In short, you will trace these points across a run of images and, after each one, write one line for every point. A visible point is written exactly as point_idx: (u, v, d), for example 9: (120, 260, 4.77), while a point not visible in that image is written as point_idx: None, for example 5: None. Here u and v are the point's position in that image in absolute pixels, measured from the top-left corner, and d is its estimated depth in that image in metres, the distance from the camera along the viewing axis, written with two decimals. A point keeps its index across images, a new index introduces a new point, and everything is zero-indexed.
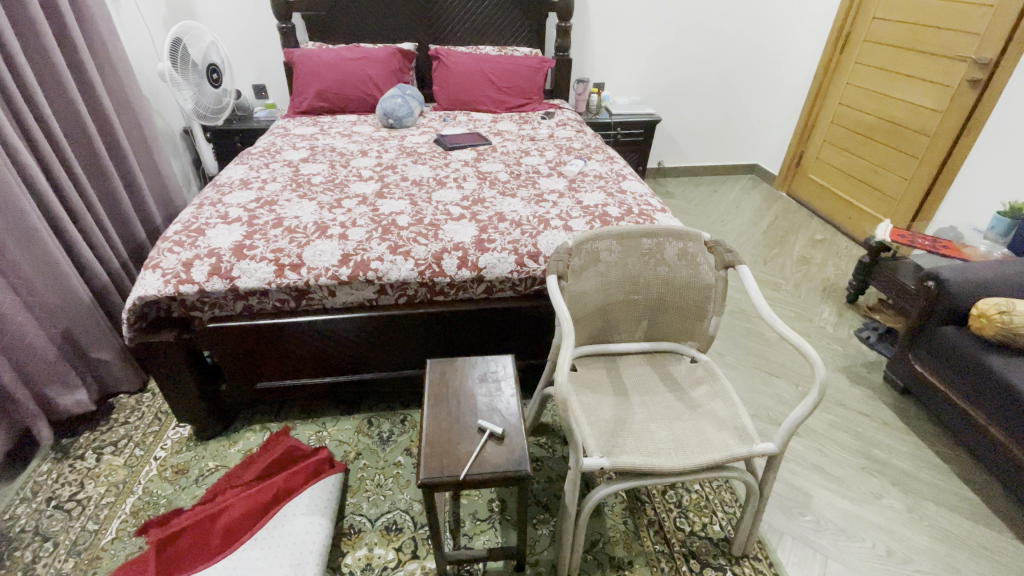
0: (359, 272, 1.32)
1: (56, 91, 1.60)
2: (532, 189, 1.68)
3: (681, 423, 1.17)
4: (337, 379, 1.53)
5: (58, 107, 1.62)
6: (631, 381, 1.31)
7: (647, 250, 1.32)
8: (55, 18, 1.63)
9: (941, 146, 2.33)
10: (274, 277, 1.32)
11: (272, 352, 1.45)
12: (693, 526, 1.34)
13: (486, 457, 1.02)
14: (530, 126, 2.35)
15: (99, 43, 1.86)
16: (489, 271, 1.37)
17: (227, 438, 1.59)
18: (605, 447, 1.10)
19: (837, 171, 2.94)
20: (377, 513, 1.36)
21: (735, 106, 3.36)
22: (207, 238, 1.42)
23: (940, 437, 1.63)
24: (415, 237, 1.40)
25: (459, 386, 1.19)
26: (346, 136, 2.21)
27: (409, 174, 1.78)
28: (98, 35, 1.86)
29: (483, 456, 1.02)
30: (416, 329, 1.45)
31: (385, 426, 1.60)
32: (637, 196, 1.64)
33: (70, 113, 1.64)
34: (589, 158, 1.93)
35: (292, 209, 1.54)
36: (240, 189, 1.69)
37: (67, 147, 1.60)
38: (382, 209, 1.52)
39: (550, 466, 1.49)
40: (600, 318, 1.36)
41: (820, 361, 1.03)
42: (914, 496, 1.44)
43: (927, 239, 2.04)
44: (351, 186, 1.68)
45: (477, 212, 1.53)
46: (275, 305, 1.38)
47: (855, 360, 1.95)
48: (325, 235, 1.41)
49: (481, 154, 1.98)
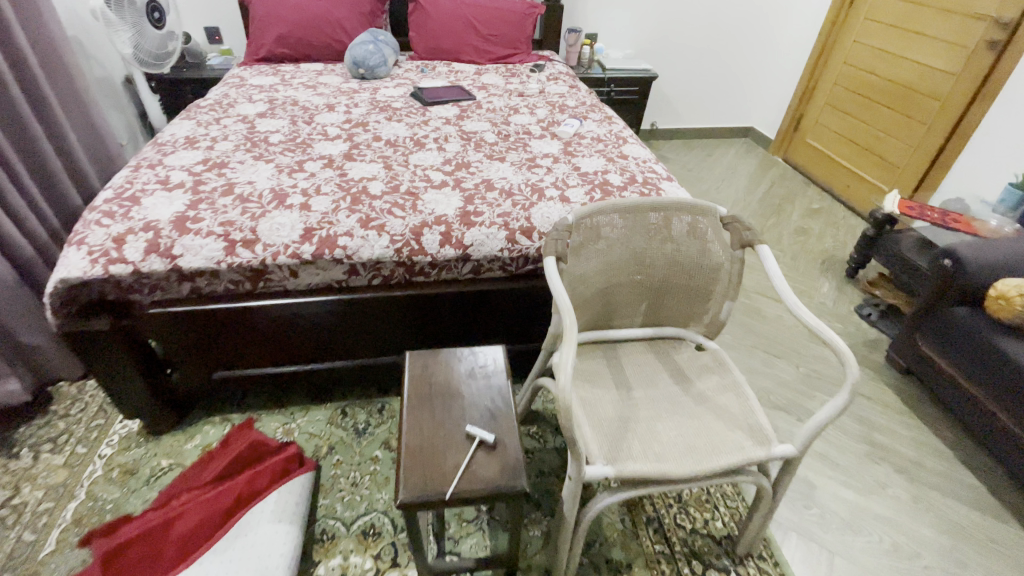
0: (325, 250, 1.13)
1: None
2: (523, 153, 1.50)
3: (690, 421, 1.06)
4: (305, 367, 1.37)
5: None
6: (634, 372, 1.19)
7: (653, 226, 1.18)
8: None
9: (951, 112, 2.19)
10: (223, 257, 1.13)
11: (228, 338, 1.27)
12: (695, 523, 1.26)
13: (475, 471, 0.89)
14: (518, 80, 2.12)
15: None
16: (475, 249, 1.20)
17: (182, 432, 1.42)
18: (608, 452, 0.98)
19: (837, 136, 2.80)
20: (352, 516, 1.24)
21: (734, 63, 3.15)
22: (143, 208, 1.21)
23: (943, 421, 1.57)
24: (389, 208, 1.21)
25: (443, 384, 1.05)
26: (310, 87, 1.95)
27: (382, 133, 1.56)
28: None
29: (472, 469, 0.89)
30: (393, 313, 1.28)
31: (360, 417, 1.45)
32: (640, 162, 1.47)
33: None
34: (585, 118, 1.74)
35: (246, 173, 1.33)
36: (184, 149, 1.46)
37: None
38: (351, 174, 1.33)
39: (541, 458, 1.38)
40: (601, 303, 1.21)
41: (852, 358, 0.91)
42: (919, 485, 1.38)
43: (936, 211, 1.92)
44: (315, 147, 1.46)
45: (460, 179, 1.34)
46: (227, 287, 1.19)
47: (856, 338, 1.87)
48: (283, 205, 1.21)
49: (464, 110, 1.76)
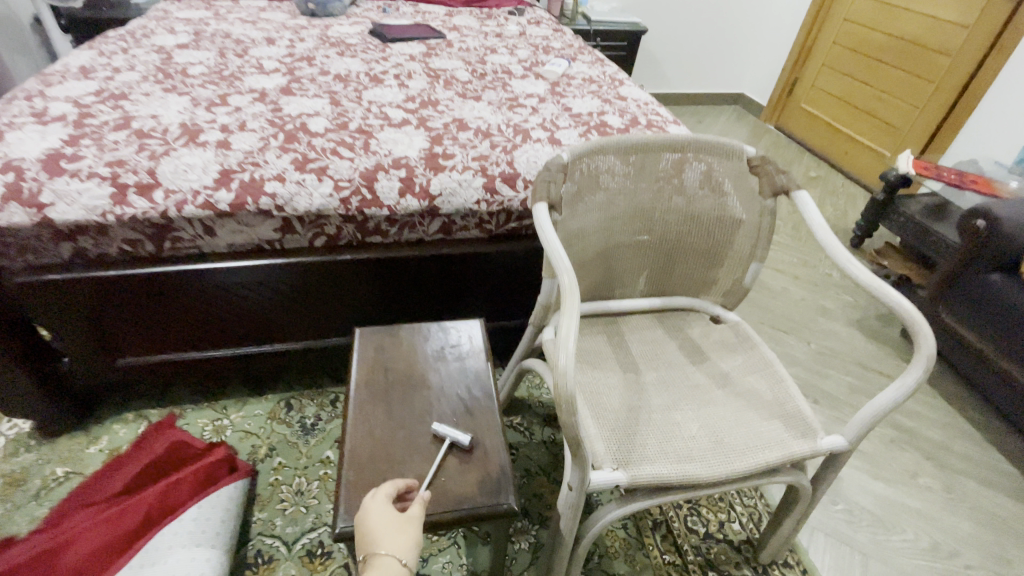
0: (248, 198, 0.88)
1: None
2: (503, 92, 1.25)
3: (715, 410, 0.86)
4: (236, 351, 1.11)
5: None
6: (641, 350, 0.98)
7: (664, 172, 0.96)
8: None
9: (963, 68, 2.04)
10: (109, 206, 0.86)
11: (131, 315, 1.00)
12: (709, 526, 1.07)
13: (446, 485, 0.67)
14: (495, 23, 1.85)
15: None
16: (445, 200, 0.96)
17: (85, 434, 1.14)
18: (617, 452, 0.77)
19: (834, 100, 2.63)
20: (295, 533, 1.00)
21: (725, 23, 2.94)
22: (4, 143, 0.92)
23: (968, 400, 1.42)
24: (333, 148, 0.96)
25: (404, 369, 0.82)
26: (249, 22, 1.64)
27: (332, 68, 1.29)
28: None
29: (444, 482, 0.67)
30: (343, 282, 1.04)
31: (309, 411, 1.21)
32: (641, 104, 1.24)
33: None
34: (574, 59, 1.50)
35: (150, 106, 1.05)
36: (77, 80, 1.16)
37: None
38: (288, 109, 1.06)
39: (527, 455, 1.17)
40: (601, 267, 0.99)
41: (928, 329, 0.71)
42: (951, 473, 1.22)
43: (953, 172, 1.78)
44: (245, 80, 1.18)
45: (426, 117, 1.09)
46: (121, 249, 0.93)
47: (867, 312, 1.70)
48: (195, 142, 0.94)
49: (431, 48, 1.49)
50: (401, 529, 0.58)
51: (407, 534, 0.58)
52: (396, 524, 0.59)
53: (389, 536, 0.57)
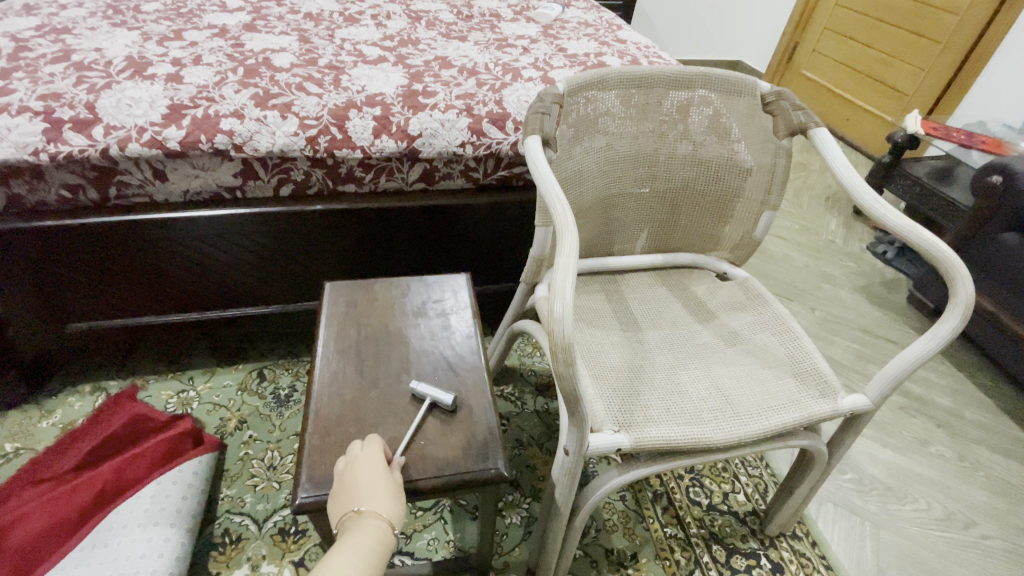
0: (201, 136, 0.78)
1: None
2: (491, 34, 1.14)
3: (724, 369, 0.78)
4: (201, 316, 1.02)
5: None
6: (641, 309, 0.90)
7: (667, 113, 0.87)
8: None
9: (972, 25, 1.96)
10: (42, 144, 0.75)
11: (77, 272, 0.89)
12: (712, 497, 1.01)
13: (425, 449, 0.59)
14: None
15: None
16: (425, 143, 0.86)
17: (37, 408, 1.04)
18: (618, 414, 0.69)
19: (835, 65, 2.54)
20: (268, 510, 0.92)
21: None
22: None
23: (978, 367, 1.36)
24: (299, 83, 0.86)
25: (380, 326, 0.73)
26: None
27: (302, 7, 1.17)
28: None
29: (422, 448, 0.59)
30: (315, 237, 0.94)
31: (283, 382, 1.12)
32: (641, 47, 1.14)
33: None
34: (568, 5, 1.39)
35: (94, 39, 0.93)
36: (14, 15, 1.03)
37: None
38: (249, 45, 0.96)
39: (519, 425, 1.10)
40: (598, 218, 0.90)
41: (966, 272, 0.63)
42: (963, 441, 1.16)
43: (961, 133, 1.70)
44: (204, 17, 1.07)
45: (405, 55, 0.99)
46: (59, 196, 0.82)
47: (873, 279, 1.64)
48: (142, 76, 0.83)
49: None
50: (392, 491, 0.52)
51: (398, 497, 0.52)
52: (388, 485, 0.53)
53: (379, 495, 0.51)
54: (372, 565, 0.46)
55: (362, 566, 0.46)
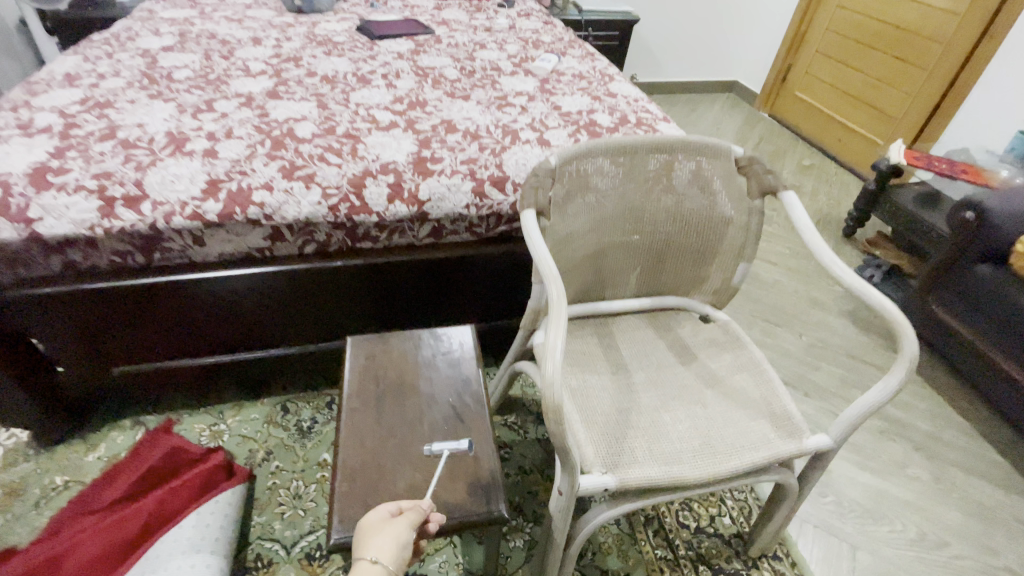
0: (235, 208, 0.88)
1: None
2: (492, 91, 1.24)
3: (704, 411, 0.87)
4: (231, 358, 1.12)
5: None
6: (631, 352, 0.99)
7: (652, 175, 0.96)
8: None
9: (956, 54, 2.04)
10: (98, 219, 0.85)
11: (124, 324, 1.00)
12: (700, 520, 1.09)
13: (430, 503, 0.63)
14: (485, 15, 1.83)
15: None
16: (434, 205, 0.96)
17: (82, 442, 1.15)
18: (607, 456, 0.78)
19: (828, 88, 2.63)
20: (295, 536, 1.02)
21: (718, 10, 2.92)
22: None
23: (958, 390, 1.43)
24: (321, 154, 0.96)
25: (396, 378, 0.82)
26: (234, 20, 1.64)
27: (319, 68, 1.28)
28: None
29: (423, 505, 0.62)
30: (334, 288, 1.04)
31: (305, 414, 1.22)
32: (631, 101, 1.24)
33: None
34: (564, 54, 1.49)
35: (135, 113, 1.04)
36: (60, 88, 1.15)
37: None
38: (274, 114, 1.06)
39: (521, 453, 1.19)
40: (591, 269, 0.99)
41: (910, 330, 0.72)
42: (940, 463, 1.24)
43: (944, 162, 1.78)
44: (231, 84, 1.18)
45: (414, 119, 1.09)
46: (110, 261, 0.92)
47: (860, 303, 1.71)
48: (181, 152, 0.94)
49: (419, 45, 1.48)
50: (390, 534, 0.56)
51: (395, 539, 0.55)
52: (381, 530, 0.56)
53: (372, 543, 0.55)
54: None
55: None
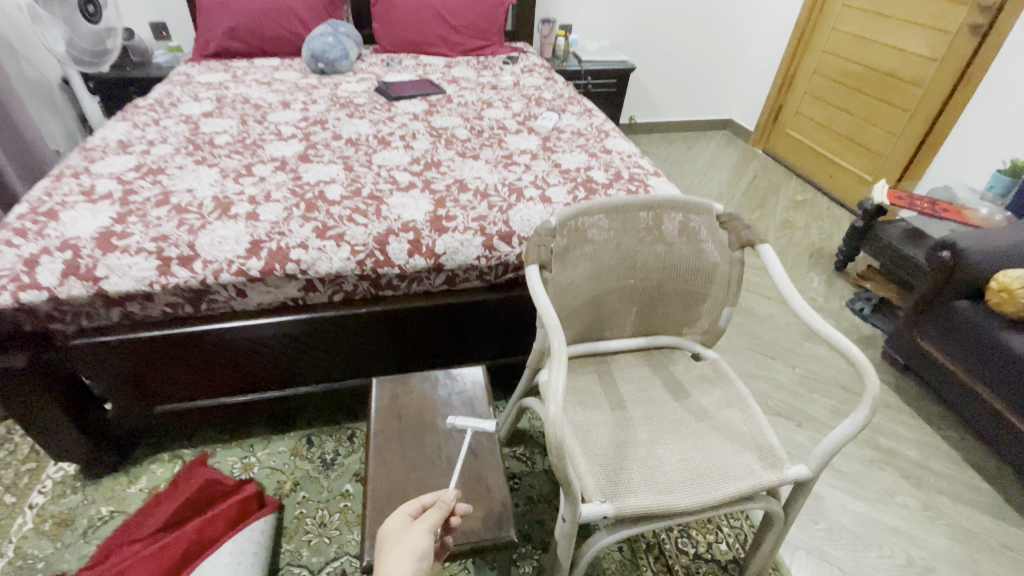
0: (275, 265, 1.00)
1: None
2: (499, 149, 1.38)
3: (694, 444, 0.96)
4: (263, 396, 1.23)
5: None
6: (628, 389, 1.08)
7: (644, 226, 1.06)
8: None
9: (935, 98, 2.17)
10: (155, 277, 0.98)
11: (171, 366, 1.11)
12: (698, 547, 1.16)
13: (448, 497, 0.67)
14: (490, 73, 2.00)
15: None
16: (448, 258, 1.08)
17: (125, 474, 1.24)
18: (606, 487, 0.87)
19: (817, 127, 2.77)
20: (320, 562, 1.10)
21: (711, 55, 3.09)
22: (61, 223, 1.04)
23: (946, 419, 1.50)
24: (349, 215, 1.09)
25: (416, 416, 0.92)
26: (264, 83, 1.81)
27: (343, 131, 1.43)
28: None
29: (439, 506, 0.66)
30: (359, 332, 1.16)
31: (328, 447, 1.32)
32: (624, 157, 1.36)
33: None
34: (563, 111, 1.63)
35: (184, 179, 1.17)
36: (116, 155, 1.29)
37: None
38: (306, 177, 1.19)
39: (529, 484, 1.27)
40: (591, 313, 1.10)
41: (872, 371, 0.82)
42: (927, 491, 1.30)
43: (926, 201, 1.89)
44: (266, 148, 1.32)
45: (430, 180, 1.22)
46: (163, 311, 1.04)
47: (851, 335, 1.80)
48: (227, 215, 1.07)
49: (433, 105, 1.63)
50: (408, 540, 0.61)
51: (412, 543, 0.60)
52: (399, 546, 0.60)
53: (390, 560, 0.59)
54: None
55: None
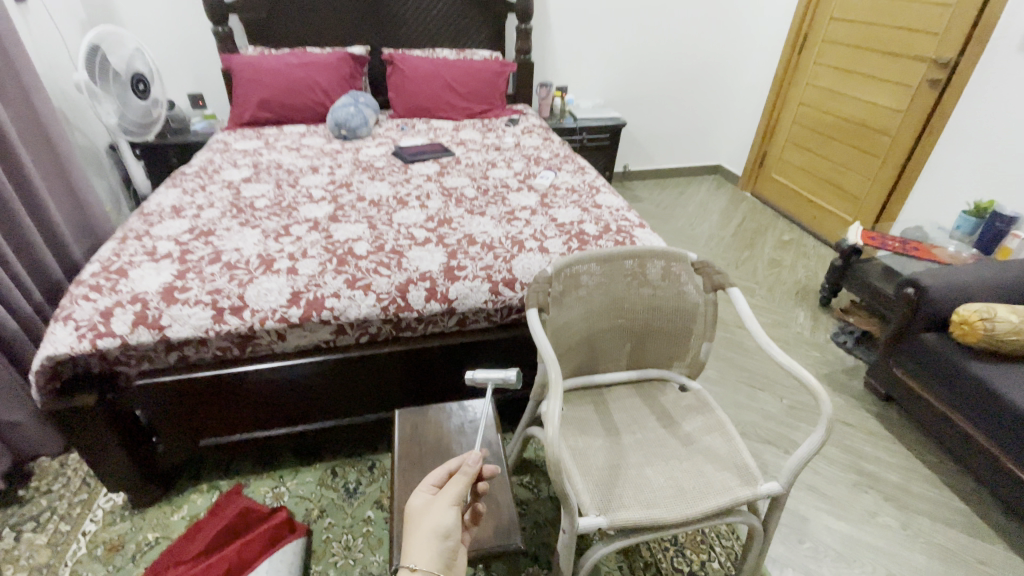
0: (313, 312, 1.17)
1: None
2: (503, 206, 1.56)
3: (679, 466, 1.09)
4: (295, 429, 1.37)
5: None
6: (621, 417, 1.22)
7: (630, 272, 1.21)
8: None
9: (903, 145, 2.36)
10: (211, 324, 1.15)
11: (217, 403, 1.27)
12: (692, 565, 1.26)
13: (469, 471, 0.76)
14: (494, 135, 2.23)
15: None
16: (460, 302, 1.24)
17: (169, 503, 1.37)
18: (601, 503, 1.00)
19: (799, 171, 2.97)
20: None
21: (698, 107, 3.35)
22: (130, 280, 1.21)
23: (925, 445, 1.60)
24: (375, 268, 1.26)
25: (434, 442, 1.06)
26: (294, 150, 2.04)
27: (366, 193, 1.63)
28: None
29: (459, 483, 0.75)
30: (382, 369, 1.31)
31: (351, 477, 1.45)
32: (613, 211, 1.54)
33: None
34: (559, 169, 1.83)
35: (232, 240, 1.36)
36: (171, 218, 1.48)
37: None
38: (336, 235, 1.38)
39: (536, 509, 1.38)
40: (586, 349, 1.24)
41: (825, 396, 0.96)
42: (907, 512, 1.39)
43: (897, 241, 2.05)
44: (301, 210, 1.52)
45: (443, 235, 1.40)
46: (214, 354, 1.20)
47: (835, 366, 1.92)
48: (271, 270, 1.25)
49: (444, 167, 1.84)
50: (435, 516, 0.71)
51: (438, 518, 0.71)
52: (425, 529, 0.69)
53: (418, 543, 0.68)
54: None
55: None
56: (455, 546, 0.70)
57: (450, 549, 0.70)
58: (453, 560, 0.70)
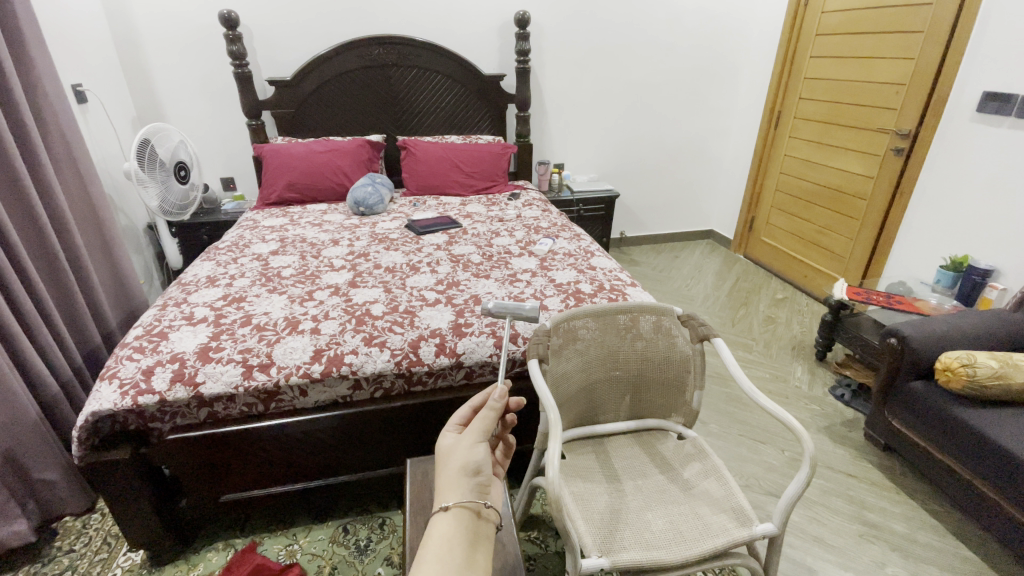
0: (333, 368, 1.28)
1: (7, 188, 1.49)
2: (505, 270, 1.71)
3: (676, 509, 1.14)
4: (307, 485, 1.43)
5: (9, 202, 1.50)
6: (621, 465, 1.28)
7: (623, 326, 1.31)
8: (5, 102, 1.54)
9: (878, 207, 2.53)
10: (241, 380, 1.25)
11: (237, 458, 1.34)
12: None
13: (494, 406, 0.79)
14: (497, 208, 2.43)
15: (55, 132, 1.76)
16: (467, 356, 1.35)
17: (186, 562, 1.40)
18: (603, 545, 1.05)
19: (786, 234, 3.15)
20: None
21: (687, 178, 3.60)
22: (170, 341, 1.34)
23: (928, 494, 1.62)
24: (390, 327, 1.38)
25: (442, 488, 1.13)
26: (316, 225, 2.24)
27: (382, 261, 1.79)
28: (57, 131, 1.78)
29: (485, 421, 0.78)
30: (395, 422, 1.40)
31: (362, 534, 1.48)
32: (607, 272, 1.69)
33: (22, 211, 1.52)
34: (557, 237, 2.01)
35: (263, 304, 1.51)
36: (206, 287, 1.64)
37: (17, 242, 1.45)
38: (356, 299, 1.52)
39: (544, 564, 1.40)
40: (586, 399, 1.32)
41: (807, 436, 1.03)
42: (914, 561, 1.40)
43: (882, 295, 2.16)
44: (322, 277, 1.68)
45: (451, 296, 1.54)
46: (242, 409, 1.30)
47: (834, 419, 1.96)
48: (296, 330, 1.38)
49: (452, 237, 2.02)
50: (462, 454, 0.74)
51: (467, 456, 0.73)
52: (455, 466, 0.72)
53: (449, 480, 0.70)
54: (461, 543, 0.64)
55: (448, 548, 0.62)
56: (486, 479, 0.73)
57: (482, 483, 0.73)
58: (485, 491, 0.73)
